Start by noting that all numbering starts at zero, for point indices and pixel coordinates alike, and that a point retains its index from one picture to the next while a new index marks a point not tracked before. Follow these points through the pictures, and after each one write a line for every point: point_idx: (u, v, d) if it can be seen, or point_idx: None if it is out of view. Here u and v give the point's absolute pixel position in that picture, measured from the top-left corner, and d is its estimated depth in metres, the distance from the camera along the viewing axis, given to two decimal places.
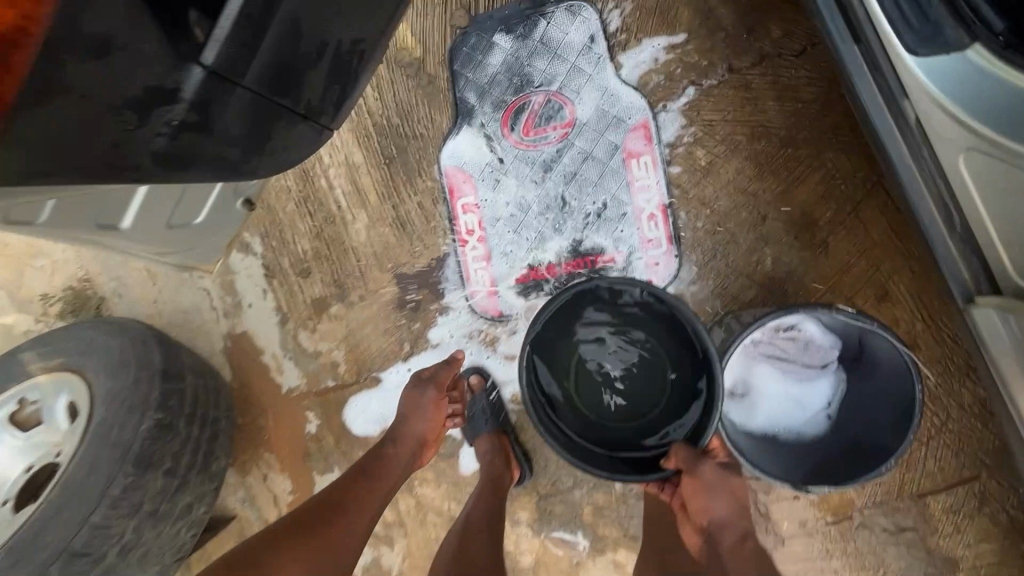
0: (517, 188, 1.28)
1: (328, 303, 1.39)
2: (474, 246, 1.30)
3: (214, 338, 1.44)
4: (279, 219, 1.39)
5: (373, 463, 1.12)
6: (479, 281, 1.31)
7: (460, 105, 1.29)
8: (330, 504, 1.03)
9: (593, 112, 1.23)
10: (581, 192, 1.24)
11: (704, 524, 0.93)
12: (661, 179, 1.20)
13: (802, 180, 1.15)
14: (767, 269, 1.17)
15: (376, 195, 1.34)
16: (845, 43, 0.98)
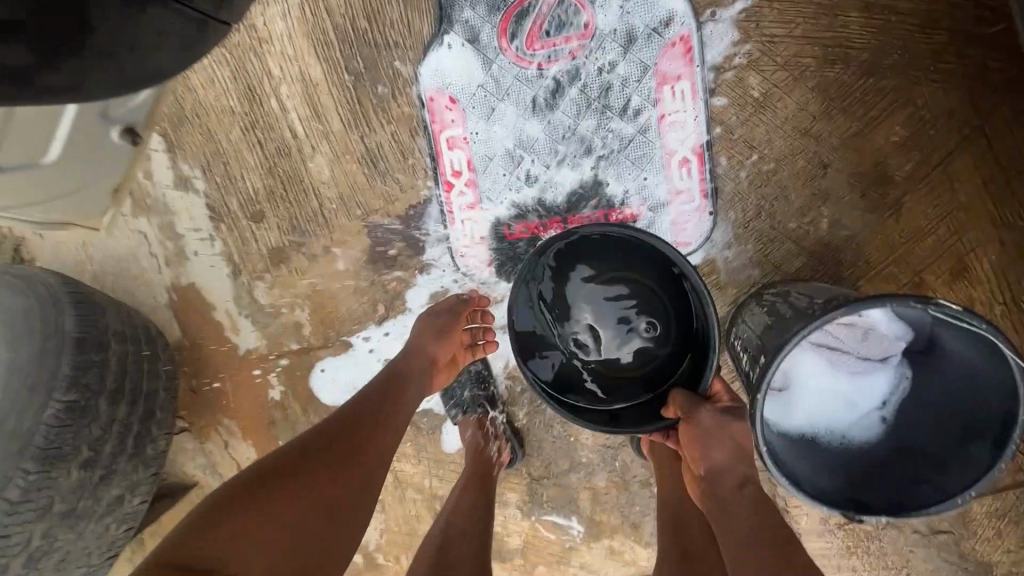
0: (518, 119, 1.02)
1: (286, 254, 1.16)
2: (461, 191, 1.06)
3: (156, 289, 1.23)
4: (222, 149, 1.13)
5: (388, 395, 0.93)
6: (467, 235, 1.08)
7: (446, 5, 1.00)
8: (342, 444, 0.84)
9: (618, 19, 0.95)
10: (597, 125, 0.99)
11: (701, 472, 0.84)
12: (699, 113, 0.95)
13: (881, 120, 0.90)
14: (821, 233, 0.95)
15: (341, 123, 1.08)
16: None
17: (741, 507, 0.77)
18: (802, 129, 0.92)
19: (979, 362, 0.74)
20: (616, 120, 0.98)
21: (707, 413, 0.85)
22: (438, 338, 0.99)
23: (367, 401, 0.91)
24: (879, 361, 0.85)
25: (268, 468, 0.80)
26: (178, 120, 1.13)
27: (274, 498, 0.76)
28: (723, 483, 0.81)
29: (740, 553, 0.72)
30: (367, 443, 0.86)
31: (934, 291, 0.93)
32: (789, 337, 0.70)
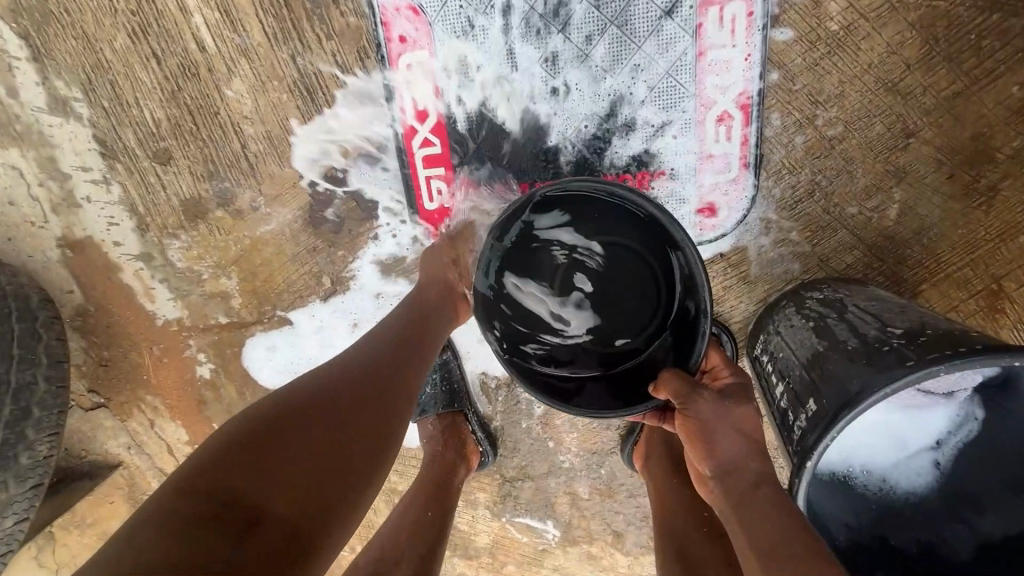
0: (505, 45, 0.75)
1: (205, 206, 0.91)
2: (426, 140, 0.81)
3: (41, 241, 0.97)
4: (106, 62, 0.84)
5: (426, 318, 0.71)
6: (435, 198, 0.85)
7: None
8: (379, 372, 0.63)
9: None
10: (613, 58, 0.73)
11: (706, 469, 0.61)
12: (754, 50, 0.69)
13: (995, 76, 0.66)
14: (885, 224, 0.74)
15: (267, 37, 0.80)
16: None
17: (769, 509, 0.53)
18: (887, 81, 0.68)
19: None
20: (639, 54, 0.72)
21: (706, 394, 0.62)
22: (456, 265, 0.76)
23: (401, 324, 0.70)
24: (942, 394, 0.68)
25: (290, 394, 0.59)
26: (42, 16, 0.83)
27: (306, 430, 0.55)
28: (743, 482, 0.57)
29: (779, 567, 0.48)
30: (408, 374, 0.65)
31: (1014, 304, 0.75)
32: (864, 391, 0.51)
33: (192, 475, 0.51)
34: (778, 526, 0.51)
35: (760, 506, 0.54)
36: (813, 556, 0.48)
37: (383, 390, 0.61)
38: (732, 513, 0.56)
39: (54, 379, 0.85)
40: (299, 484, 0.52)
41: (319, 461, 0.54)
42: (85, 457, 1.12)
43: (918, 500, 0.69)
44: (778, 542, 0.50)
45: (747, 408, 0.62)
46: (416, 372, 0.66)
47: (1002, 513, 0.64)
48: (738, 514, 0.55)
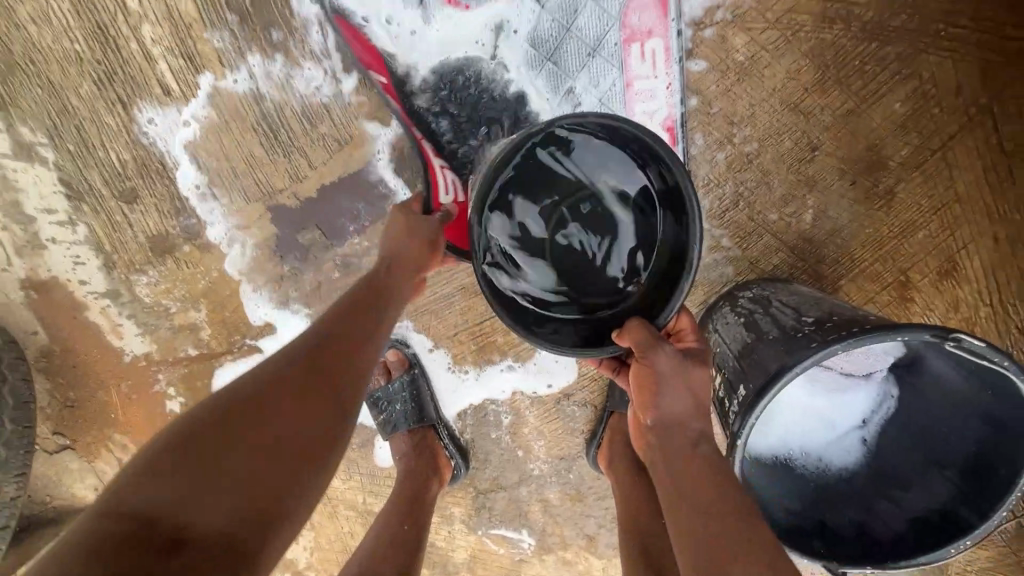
0: (452, 79, 0.82)
1: (173, 241, 0.94)
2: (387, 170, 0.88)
3: (6, 283, 0.98)
4: (72, 107, 0.87)
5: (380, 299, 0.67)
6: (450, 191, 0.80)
7: None
8: (328, 362, 0.60)
9: None
10: (551, 89, 0.80)
11: (649, 416, 0.63)
12: (673, 80, 0.77)
13: (880, 96, 0.77)
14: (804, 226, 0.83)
15: (230, 80, 0.85)
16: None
17: (707, 468, 0.58)
18: (787, 101, 0.78)
19: (968, 390, 0.66)
20: (573, 85, 0.80)
21: (668, 351, 0.60)
22: (429, 247, 0.71)
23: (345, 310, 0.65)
24: (862, 375, 0.77)
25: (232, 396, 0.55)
26: (8, 67, 0.86)
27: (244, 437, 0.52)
28: (680, 439, 0.60)
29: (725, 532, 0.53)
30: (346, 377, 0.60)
31: (920, 293, 0.84)
32: (781, 370, 0.58)
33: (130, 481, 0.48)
34: (717, 490, 0.56)
35: (705, 469, 0.58)
36: (746, 518, 0.54)
37: (319, 391, 0.58)
38: (666, 471, 0.60)
39: (20, 420, 0.87)
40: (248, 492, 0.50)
41: (271, 465, 0.52)
42: (49, 502, 1.09)
43: (848, 476, 0.75)
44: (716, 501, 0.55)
45: (701, 372, 0.63)
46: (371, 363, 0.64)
47: (925, 490, 0.70)
48: (676, 470, 0.59)
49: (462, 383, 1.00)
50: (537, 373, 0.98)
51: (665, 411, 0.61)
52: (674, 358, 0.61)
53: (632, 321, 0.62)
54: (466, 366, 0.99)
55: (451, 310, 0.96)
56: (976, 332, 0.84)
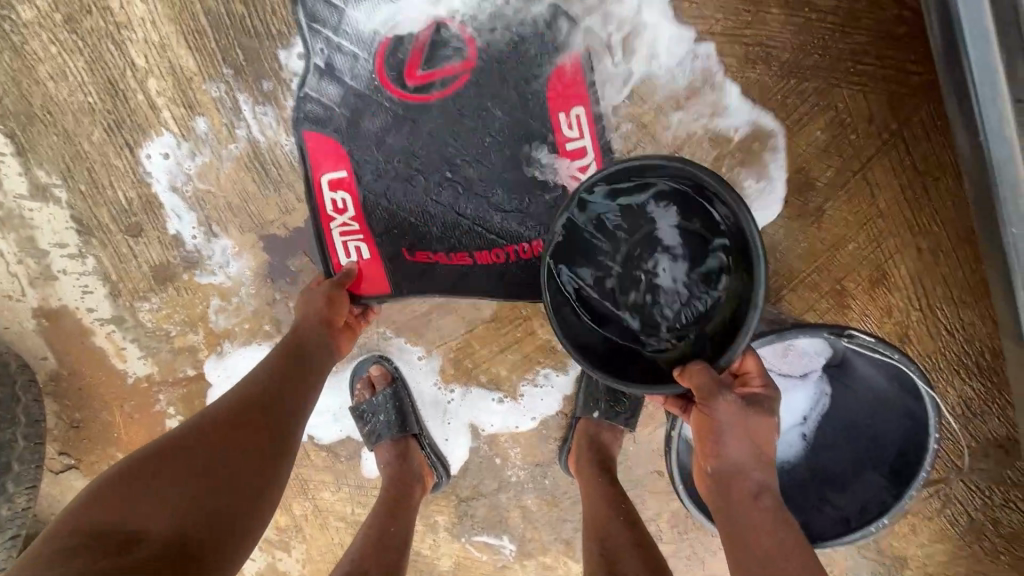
0: (410, 126, 0.93)
1: (174, 269, 1.02)
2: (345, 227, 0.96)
3: (19, 313, 1.06)
4: (84, 153, 0.97)
5: (307, 349, 0.82)
6: (352, 255, 0.97)
7: (313, 23, 0.91)
8: (286, 387, 0.76)
9: (505, 43, 0.90)
10: (497, 146, 0.92)
11: (712, 462, 0.68)
12: (601, 138, 0.90)
13: (804, 126, 0.87)
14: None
15: (226, 124, 0.95)
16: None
17: (768, 522, 0.64)
18: (716, 133, 0.89)
19: (891, 390, 0.76)
20: (523, 134, 0.91)
21: (732, 399, 0.66)
22: (327, 300, 0.88)
23: (304, 344, 0.83)
24: (799, 377, 0.84)
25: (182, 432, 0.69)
26: (27, 118, 0.96)
27: (216, 445, 0.67)
28: (739, 487, 0.66)
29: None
30: (297, 398, 0.76)
31: (855, 300, 0.92)
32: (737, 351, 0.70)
33: (128, 471, 0.64)
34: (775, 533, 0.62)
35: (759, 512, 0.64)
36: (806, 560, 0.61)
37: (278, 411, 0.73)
38: (728, 520, 0.66)
39: (32, 436, 0.93)
40: (213, 485, 0.64)
41: (227, 469, 0.66)
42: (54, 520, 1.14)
43: (789, 467, 0.83)
44: (772, 551, 0.61)
45: (762, 419, 0.68)
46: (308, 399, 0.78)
47: (860, 485, 0.77)
48: (734, 516, 0.65)
49: (447, 402, 1.07)
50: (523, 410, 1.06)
51: (722, 459, 0.67)
52: (737, 408, 0.66)
53: (699, 366, 0.69)
54: (449, 390, 1.07)
55: (431, 327, 1.04)
56: (909, 336, 0.92)
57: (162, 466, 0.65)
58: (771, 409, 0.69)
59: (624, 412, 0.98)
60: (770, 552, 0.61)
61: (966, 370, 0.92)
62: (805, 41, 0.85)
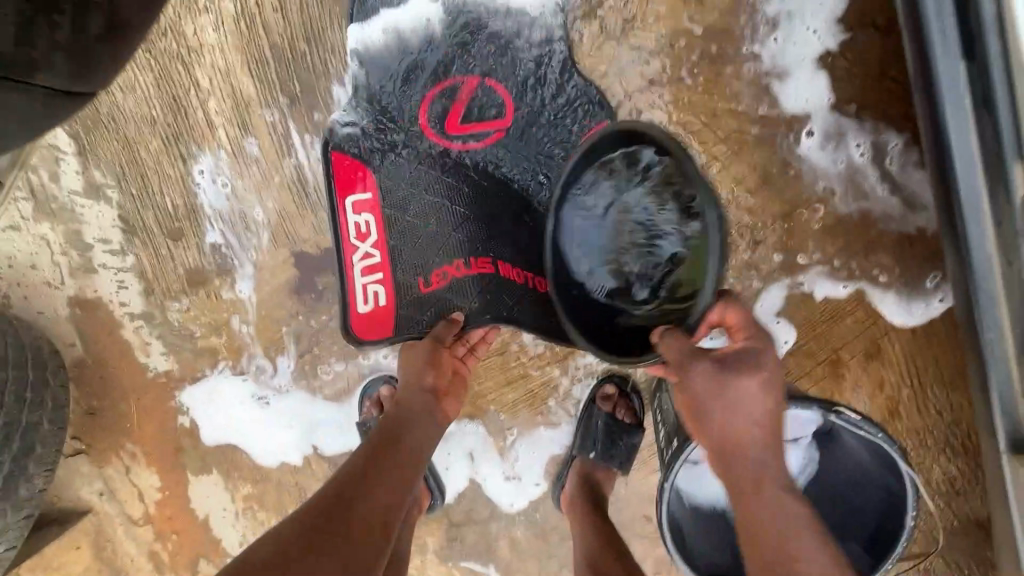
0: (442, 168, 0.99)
1: (208, 274, 1.08)
2: (364, 252, 1.00)
3: (55, 300, 1.12)
4: (140, 160, 1.05)
5: (404, 426, 0.83)
6: (368, 300, 1.01)
7: (360, 74, 0.99)
8: (372, 472, 0.75)
9: (538, 105, 0.97)
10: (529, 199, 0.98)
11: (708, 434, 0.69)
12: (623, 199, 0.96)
13: (810, 204, 0.94)
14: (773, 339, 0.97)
15: (274, 146, 1.02)
16: (948, 57, 0.72)
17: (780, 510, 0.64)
18: (730, 199, 0.95)
19: (872, 466, 0.79)
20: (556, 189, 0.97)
21: (705, 367, 0.68)
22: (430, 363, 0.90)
23: (387, 429, 0.82)
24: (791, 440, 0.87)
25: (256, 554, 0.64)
26: (93, 122, 1.04)
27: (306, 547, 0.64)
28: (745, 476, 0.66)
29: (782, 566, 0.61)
30: (382, 475, 0.75)
31: (849, 369, 0.96)
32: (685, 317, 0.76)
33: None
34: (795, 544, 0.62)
35: (782, 510, 0.64)
36: (826, 553, 0.62)
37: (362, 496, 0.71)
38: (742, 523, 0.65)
39: (56, 421, 0.97)
40: None
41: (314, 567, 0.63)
42: (58, 502, 1.18)
43: None
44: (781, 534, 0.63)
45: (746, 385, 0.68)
46: (415, 469, 0.80)
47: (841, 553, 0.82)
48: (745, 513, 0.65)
49: (447, 429, 1.11)
50: (522, 452, 1.10)
51: (715, 430, 0.68)
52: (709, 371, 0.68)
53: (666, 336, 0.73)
54: (451, 420, 1.11)
55: None
56: (898, 411, 0.96)
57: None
58: (756, 372, 0.68)
59: (619, 455, 1.03)
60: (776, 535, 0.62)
61: (950, 449, 0.96)
62: (817, 130, 0.93)
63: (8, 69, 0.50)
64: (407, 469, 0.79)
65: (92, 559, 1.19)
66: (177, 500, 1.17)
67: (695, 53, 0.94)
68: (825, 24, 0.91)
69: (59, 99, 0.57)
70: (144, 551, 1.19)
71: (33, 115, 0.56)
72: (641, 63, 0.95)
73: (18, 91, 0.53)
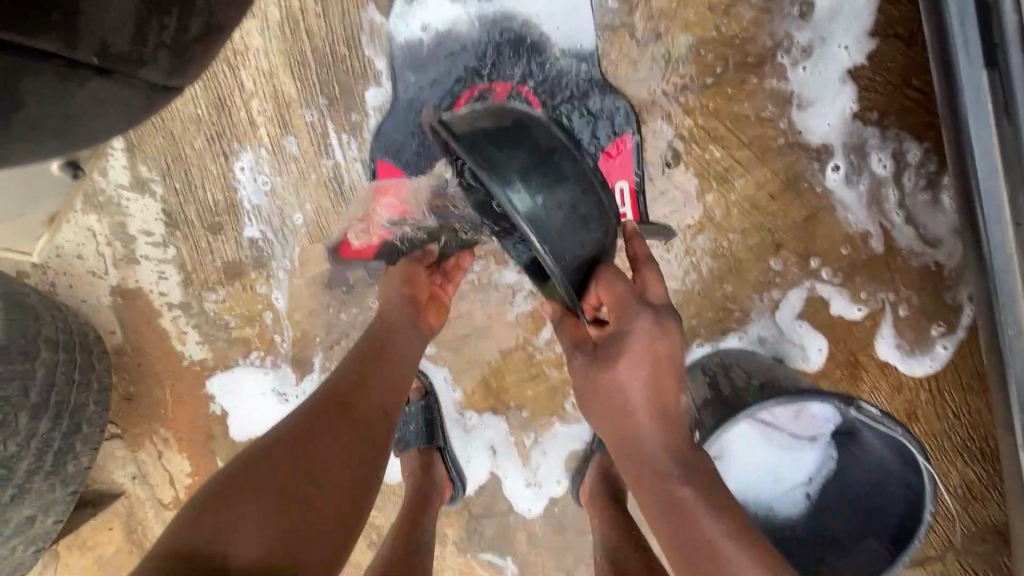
0: None
1: (244, 267, 1.13)
2: (382, 204, 1.05)
3: (99, 290, 1.17)
4: (185, 156, 1.10)
5: (391, 341, 0.86)
6: (362, 235, 1.07)
7: (397, 78, 1.04)
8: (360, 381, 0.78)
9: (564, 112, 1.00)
10: None
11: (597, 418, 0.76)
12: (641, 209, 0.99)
13: (832, 209, 0.96)
14: (808, 350, 0.99)
15: (312, 146, 1.07)
16: (972, 66, 0.75)
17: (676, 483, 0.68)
18: (752, 203, 0.98)
19: (894, 463, 0.81)
20: None
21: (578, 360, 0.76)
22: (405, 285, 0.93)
23: (367, 342, 0.85)
24: (808, 439, 0.91)
25: (250, 460, 0.67)
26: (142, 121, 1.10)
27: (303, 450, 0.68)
28: (636, 451, 0.71)
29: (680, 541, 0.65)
30: (372, 382, 0.79)
31: (868, 372, 0.98)
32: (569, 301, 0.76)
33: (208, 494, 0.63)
34: (695, 510, 0.65)
35: (661, 480, 0.68)
36: (718, 518, 0.65)
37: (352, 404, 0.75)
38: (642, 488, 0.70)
39: (101, 403, 1.02)
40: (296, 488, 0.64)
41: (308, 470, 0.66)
42: (93, 484, 1.22)
43: (790, 525, 0.90)
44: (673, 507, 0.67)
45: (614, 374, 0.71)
46: (401, 386, 0.83)
47: (864, 552, 0.82)
48: (645, 481, 0.69)
49: (469, 423, 1.15)
50: (543, 447, 1.13)
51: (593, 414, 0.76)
52: (584, 363, 0.74)
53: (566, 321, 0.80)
54: (473, 413, 1.14)
55: (468, 349, 1.13)
56: (916, 414, 0.98)
57: (242, 483, 0.64)
58: (620, 357, 0.71)
59: None
60: (667, 504, 0.67)
61: (967, 453, 0.97)
62: (839, 138, 0.95)
63: (122, 65, 0.56)
64: (395, 374, 0.83)
65: (123, 541, 1.23)
66: None
67: (721, 61, 0.97)
68: (854, 40, 0.94)
69: (158, 92, 0.63)
70: None
71: (134, 106, 0.62)
72: (669, 71, 0.98)
73: (128, 86, 0.59)
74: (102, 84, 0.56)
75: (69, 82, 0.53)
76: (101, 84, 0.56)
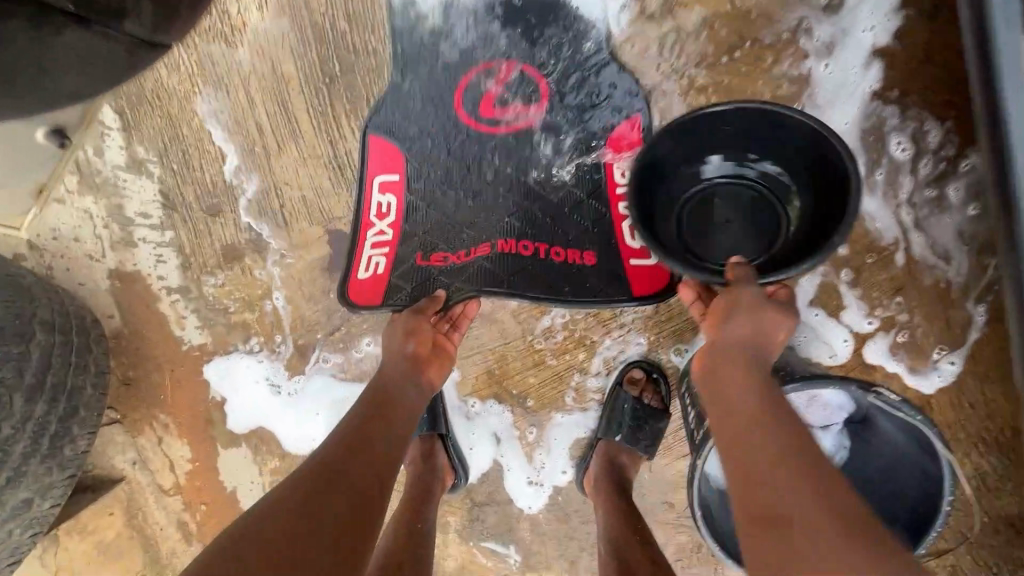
0: (473, 147, 1.02)
1: (243, 250, 1.11)
2: (378, 226, 1.02)
3: (96, 274, 1.15)
4: (182, 137, 1.08)
5: (391, 398, 0.83)
6: (369, 266, 1.01)
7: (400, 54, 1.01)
8: (364, 440, 0.75)
9: (571, 89, 0.99)
10: (555, 177, 1.00)
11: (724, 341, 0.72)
12: None
13: None
14: (835, 346, 0.96)
15: (313, 126, 1.05)
16: (1008, 33, 0.72)
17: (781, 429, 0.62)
18: None
19: (909, 449, 0.79)
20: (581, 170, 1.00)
21: (751, 291, 0.73)
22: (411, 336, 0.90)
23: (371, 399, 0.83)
24: (821, 428, 0.89)
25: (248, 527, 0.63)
26: (139, 101, 1.08)
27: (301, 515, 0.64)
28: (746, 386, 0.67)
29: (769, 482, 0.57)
30: (375, 442, 0.76)
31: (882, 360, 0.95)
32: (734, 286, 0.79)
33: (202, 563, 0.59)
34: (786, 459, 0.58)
35: (765, 448, 0.60)
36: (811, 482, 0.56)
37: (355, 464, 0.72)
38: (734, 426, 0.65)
39: (97, 386, 1.01)
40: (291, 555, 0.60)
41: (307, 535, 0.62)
42: (93, 469, 1.22)
43: None
44: (775, 443, 0.60)
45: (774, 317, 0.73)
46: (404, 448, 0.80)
47: None
48: (747, 416, 0.64)
49: (472, 411, 1.13)
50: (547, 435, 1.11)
51: (727, 337, 0.72)
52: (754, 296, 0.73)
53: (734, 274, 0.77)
54: (476, 401, 1.12)
55: (471, 335, 1.10)
56: (931, 403, 0.95)
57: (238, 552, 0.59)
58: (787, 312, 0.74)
59: (645, 440, 1.03)
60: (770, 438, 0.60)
61: (983, 444, 0.94)
62: (857, 118, 0.92)
63: (98, 17, 0.61)
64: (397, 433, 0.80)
65: (124, 526, 1.22)
66: (207, 472, 1.20)
67: (734, 39, 0.94)
68: (879, 19, 0.90)
69: (139, 48, 0.69)
70: (173, 521, 1.22)
71: (117, 60, 0.68)
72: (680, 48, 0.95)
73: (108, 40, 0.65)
74: (78, 36, 0.61)
75: (49, 31, 0.58)
76: (77, 35, 0.61)
